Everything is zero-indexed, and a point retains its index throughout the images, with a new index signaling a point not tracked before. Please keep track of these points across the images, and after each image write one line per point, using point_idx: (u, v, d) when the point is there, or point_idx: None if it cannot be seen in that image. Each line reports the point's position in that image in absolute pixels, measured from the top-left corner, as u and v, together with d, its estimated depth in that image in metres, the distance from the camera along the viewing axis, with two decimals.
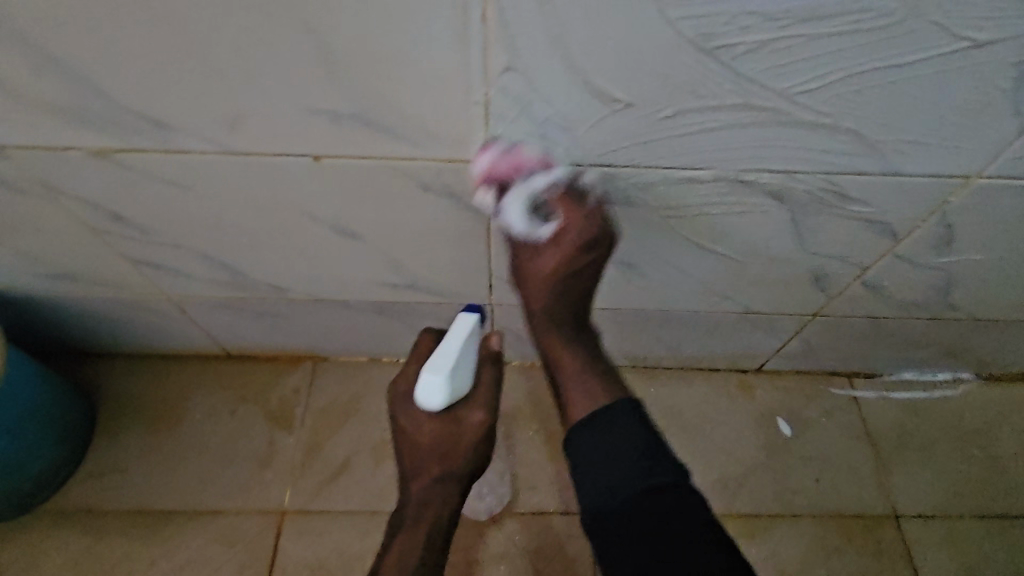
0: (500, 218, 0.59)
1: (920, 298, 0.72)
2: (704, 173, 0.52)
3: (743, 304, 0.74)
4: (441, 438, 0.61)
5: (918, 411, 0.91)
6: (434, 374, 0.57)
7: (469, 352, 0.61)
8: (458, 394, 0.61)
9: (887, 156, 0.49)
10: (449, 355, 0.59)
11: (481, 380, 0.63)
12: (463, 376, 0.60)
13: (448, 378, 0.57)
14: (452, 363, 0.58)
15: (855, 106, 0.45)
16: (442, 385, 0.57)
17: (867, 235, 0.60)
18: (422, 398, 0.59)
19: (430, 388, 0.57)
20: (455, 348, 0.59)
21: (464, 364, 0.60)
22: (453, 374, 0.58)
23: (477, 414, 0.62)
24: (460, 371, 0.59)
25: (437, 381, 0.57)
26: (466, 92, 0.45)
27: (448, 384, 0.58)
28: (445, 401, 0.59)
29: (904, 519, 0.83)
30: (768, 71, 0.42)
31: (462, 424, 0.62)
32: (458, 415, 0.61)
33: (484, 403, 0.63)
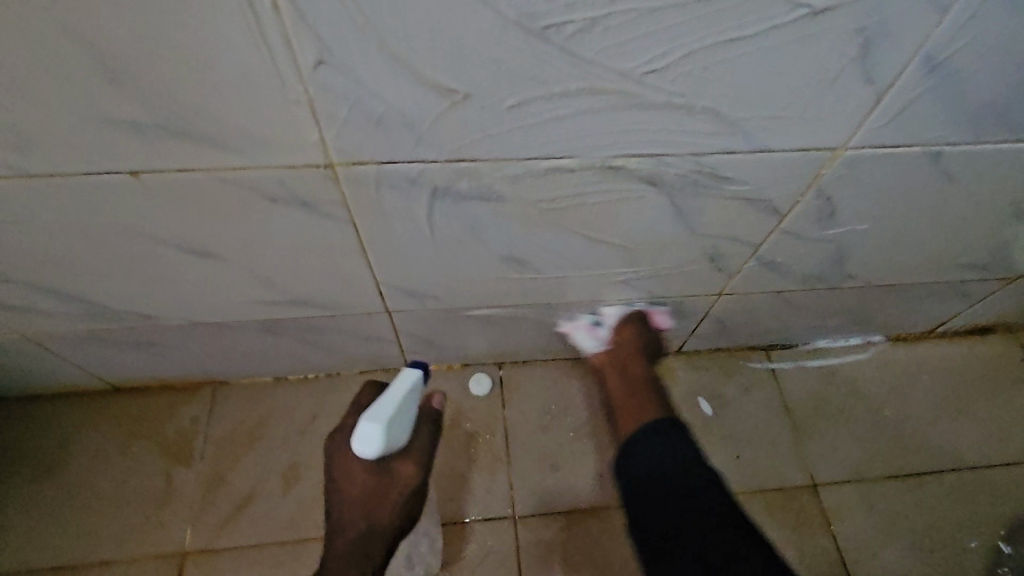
0: (367, 224, 0.55)
1: (817, 270, 0.71)
2: (569, 162, 0.49)
3: (645, 290, 0.73)
4: (369, 490, 0.63)
5: (833, 378, 0.93)
6: (374, 421, 0.59)
7: (409, 406, 0.64)
8: (393, 446, 0.62)
9: (751, 134, 0.47)
10: (389, 406, 0.61)
11: (418, 436, 0.67)
12: (399, 430, 0.62)
13: (386, 428, 0.59)
14: (392, 413, 0.60)
15: (706, 84, 0.42)
16: (381, 432, 0.58)
17: (750, 213, 0.58)
18: (358, 447, 0.59)
19: (367, 437, 0.58)
20: (394, 402, 0.62)
21: (402, 416, 0.62)
22: (391, 424, 0.60)
23: (408, 466, 0.65)
24: (398, 422, 0.61)
25: (376, 429, 0.58)
26: (282, 92, 0.40)
27: (387, 433, 0.59)
28: (383, 450, 0.59)
29: (823, 487, 0.84)
30: (606, 50, 0.39)
31: (394, 476, 0.64)
32: (390, 468, 0.63)
33: (415, 457, 0.65)
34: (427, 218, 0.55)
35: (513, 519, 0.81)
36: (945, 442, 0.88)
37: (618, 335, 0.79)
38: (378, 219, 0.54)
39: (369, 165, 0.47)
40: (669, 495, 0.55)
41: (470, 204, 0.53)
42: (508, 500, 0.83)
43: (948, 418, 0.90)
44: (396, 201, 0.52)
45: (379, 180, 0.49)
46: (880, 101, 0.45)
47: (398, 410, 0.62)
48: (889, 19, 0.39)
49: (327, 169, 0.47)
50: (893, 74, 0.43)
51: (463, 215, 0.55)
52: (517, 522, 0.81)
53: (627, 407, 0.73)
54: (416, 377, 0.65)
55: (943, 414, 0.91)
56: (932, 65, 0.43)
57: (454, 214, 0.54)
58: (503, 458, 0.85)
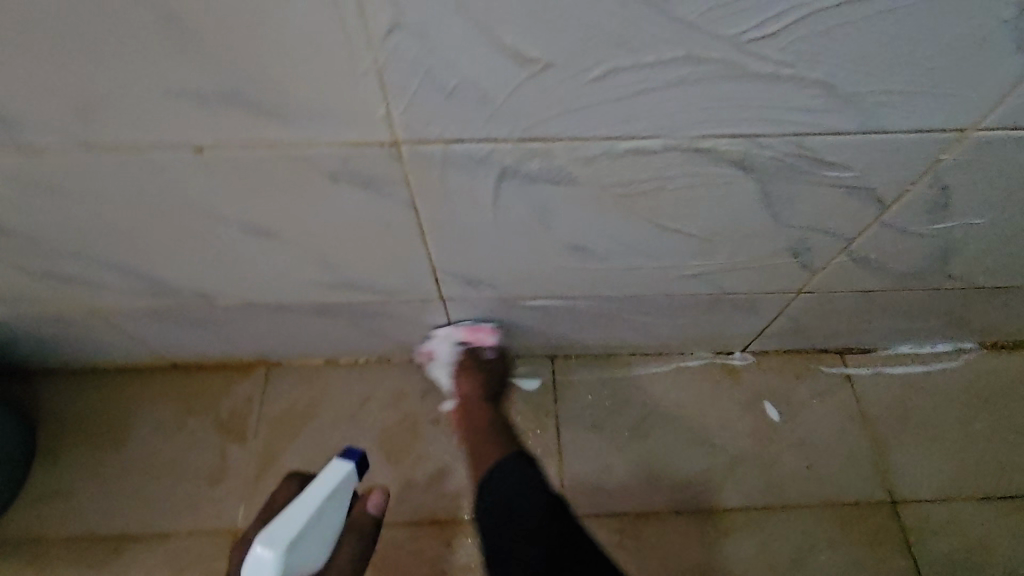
0: (428, 205, 0.52)
1: (914, 269, 0.64)
2: (653, 142, 0.44)
3: (717, 285, 0.67)
4: None
5: (918, 387, 0.85)
6: (273, 544, 0.49)
7: (326, 518, 0.55)
8: (297, 573, 0.53)
9: (867, 111, 0.41)
10: (298, 521, 0.52)
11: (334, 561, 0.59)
12: (308, 550, 0.54)
13: (288, 553, 0.50)
14: (299, 533, 0.51)
15: (822, 52, 0.37)
16: (280, 561, 0.49)
17: (849, 203, 0.52)
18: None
19: (260, 568, 0.49)
20: (310, 514, 0.53)
21: (314, 533, 0.54)
22: (297, 547, 0.52)
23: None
24: (305, 543, 0.52)
25: (274, 558, 0.49)
26: (351, 62, 0.37)
27: (289, 560, 0.50)
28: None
29: (904, 505, 0.77)
30: (713, 11, 0.34)
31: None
32: None
33: None
34: (492, 201, 0.51)
35: None
36: None
37: (471, 379, 0.79)
38: (441, 201, 0.51)
39: (436, 143, 0.44)
40: (518, 522, 0.53)
41: (539, 187, 0.49)
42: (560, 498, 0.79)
43: None
44: (461, 183, 0.49)
45: (445, 160, 0.46)
46: None
47: (311, 526, 0.53)
48: None
49: (392, 146, 0.44)
50: None
51: (530, 199, 0.51)
52: None
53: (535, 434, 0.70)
54: (341, 482, 0.57)
55: None
56: None
57: (522, 197, 0.51)
58: (554, 453, 0.81)
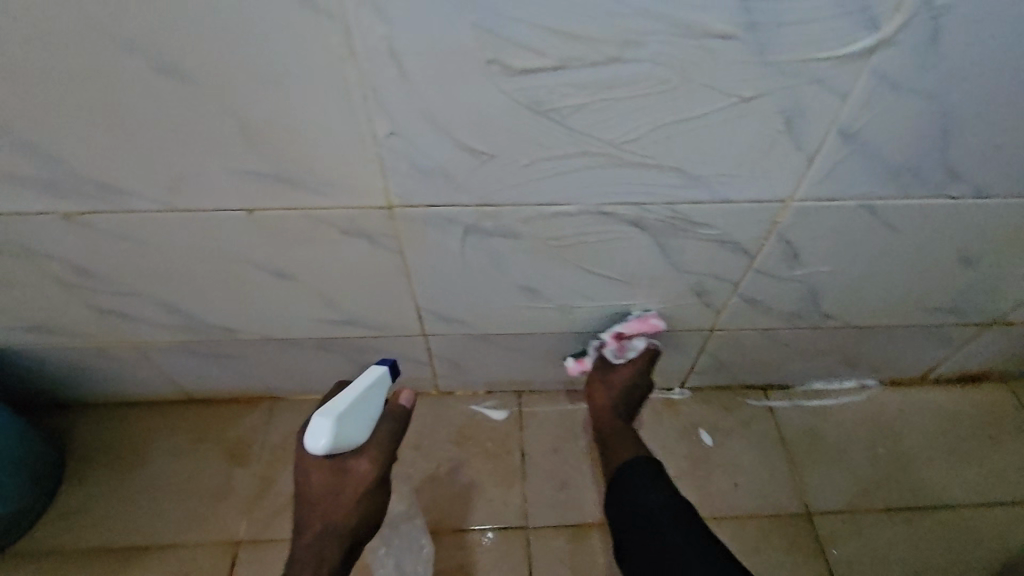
0: (412, 254, 0.70)
1: (795, 309, 0.82)
2: (570, 207, 0.63)
3: (644, 322, 0.84)
4: (326, 488, 0.66)
5: (828, 417, 1.00)
6: (324, 416, 0.63)
7: (367, 403, 0.67)
8: (348, 443, 0.65)
9: (713, 186, 0.61)
10: (343, 401, 0.64)
11: (377, 436, 0.68)
12: (355, 426, 0.65)
13: (336, 423, 0.63)
14: (343, 410, 0.64)
15: (671, 149, 0.56)
16: (330, 429, 0.62)
17: (725, 254, 0.71)
18: (309, 441, 0.63)
19: (318, 431, 0.62)
20: (352, 398, 0.65)
21: (357, 413, 0.66)
22: (344, 421, 0.64)
23: (363, 465, 0.66)
24: (353, 418, 0.65)
25: (325, 427, 0.62)
26: (362, 152, 0.56)
27: (337, 429, 0.63)
28: (331, 447, 0.63)
29: (818, 515, 0.90)
30: (592, 125, 0.54)
31: (347, 475, 0.66)
32: (345, 462, 0.66)
33: (371, 454, 0.67)
34: (460, 250, 0.69)
35: (526, 529, 0.90)
36: (938, 480, 0.93)
37: (604, 389, 0.86)
38: (421, 251, 0.69)
39: (418, 207, 0.63)
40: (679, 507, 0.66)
41: (494, 239, 0.67)
42: (523, 512, 0.92)
43: (941, 459, 0.96)
44: (436, 236, 0.67)
45: (424, 219, 0.64)
46: (812, 162, 0.58)
47: (353, 409, 0.65)
48: (803, 104, 0.53)
49: (387, 210, 0.63)
50: (817, 143, 0.56)
51: (488, 249, 0.69)
52: (530, 532, 0.90)
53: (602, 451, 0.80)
54: (378, 376, 0.68)
55: (936, 454, 0.96)
56: (846, 135, 0.55)
57: (482, 248, 0.69)
58: (519, 474, 0.95)
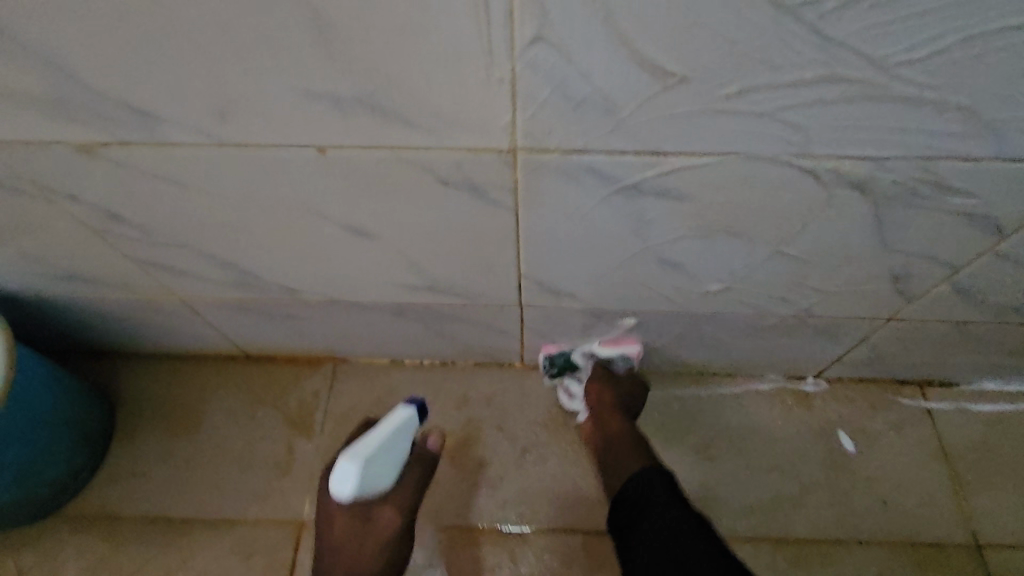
0: (528, 214, 0.52)
1: (1018, 301, 0.62)
2: (775, 159, 0.44)
3: (804, 308, 0.66)
4: (352, 533, 0.63)
5: (1004, 426, 0.81)
6: (353, 460, 0.58)
7: (395, 448, 0.64)
8: (372, 487, 0.61)
9: (1006, 137, 0.40)
10: (371, 445, 0.60)
11: (401, 483, 0.66)
12: (381, 470, 0.62)
13: (365, 467, 0.59)
14: (372, 453, 0.60)
15: (971, 76, 0.36)
16: (359, 474, 0.58)
17: (964, 231, 0.51)
18: (335, 485, 0.58)
19: (346, 476, 0.58)
20: (380, 441, 0.61)
21: (384, 459, 0.62)
22: (372, 465, 0.60)
23: (388, 513, 0.64)
24: (379, 461, 0.61)
25: (354, 471, 0.58)
26: (487, 70, 0.38)
27: (365, 473, 0.59)
28: (357, 493, 0.58)
29: (988, 549, 0.73)
30: (864, 31, 0.34)
31: (374, 522, 0.63)
32: (372, 511, 0.63)
33: (397, 501, 0.65)
34: (594, 212, 0.51)
35: None
36: None
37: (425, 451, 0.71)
38: (542, 210, 0.52)
39: (552, 152, 0.44)
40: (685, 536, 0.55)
41: (645, 199, 0.49)
42: None
43: None
44: (566, 192, 0.49)
45: (558, 169, 0.46)
46: None
47: (381, 453, 0.61)
48: None
49: (508, 153, 0.45)
50: None
51: (632, 211, 0.51)
52: None
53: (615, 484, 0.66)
54: (405, 419, 0.65)
55: None
56: None
57: (624, 209, 0.51)
58: None
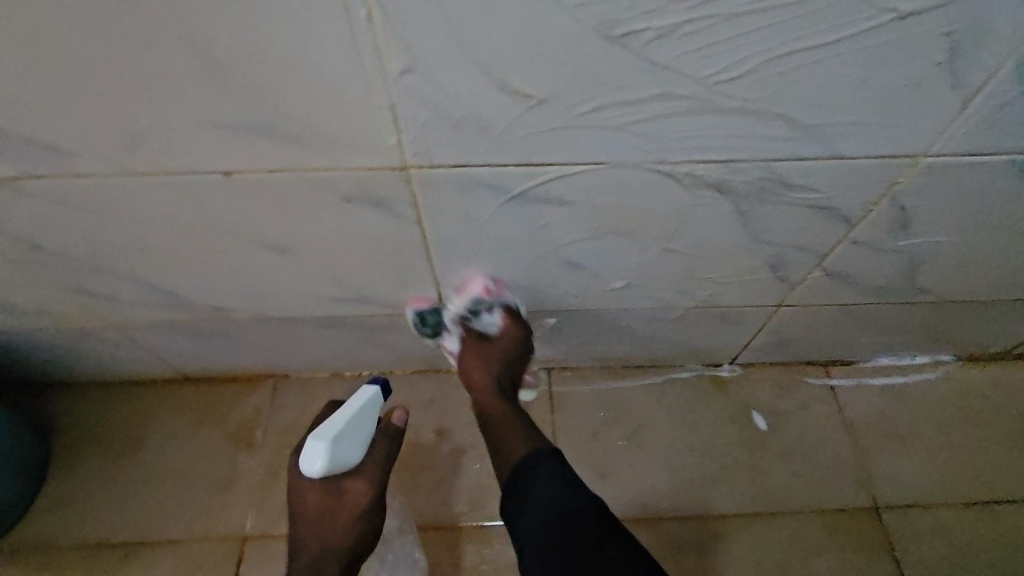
0: (433, 225, 0.57)
1: (884, 283, 0.69)
2: (639, 166, 0.49)
3: (702, 298, 0.72)
4: (322, 507, 0.67)
5: (898, 397, 0.89)
6: (319, 439, 0.63)
7: (363, 423, 0.67)
8: (343, 463, 0.66)
9: (828, 140, 0.46)
10: (337, 423, 0.65)
11: (371, 456, 0.69)
12: (348, 449, 0.66)
13: (331, 445, 0.63)
14: (337, 432, 0.64)
15: (782, 90, 0.42)
16: (324, 451, 0.63)
17: (818, 222, 0.57)
18: (305, 465, 0.64)
19: (314, 454, 0.63)
20: (345, 419, 0.65)
21: (351, 436, 0.66)
22: (337, 443, 0.64)
23: (357, 485, 0.67)
24: (346, 438, 0.65)
25: (320, 449, 0.63)
26: (368, 97, 0.42)
27: (332, 451, 0.63)
28: (326, 469, 0.64)
29: (886, 510, 0.81)
30: (684, 56, 0.39)
31: (342, 497, 0.67)
32: (340, 486, 0.67)
33: (366, 475, 0.68)
34: (493, 220, 0.56)
35: None
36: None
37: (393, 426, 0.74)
38: (475, 298, 0.68)
39: (441, 167, 0.49)
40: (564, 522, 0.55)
41: (535, 206, 0.54)
42: None
43: None
44: (462, 202, 0.53)
45: (450, 182, 0.51)
46: (965, 107, 0.44)
47: (347, 430, 0.65)
48: (981, 23, 0.38)
49: (401, 171, 0.49)
50: (980, 81, 0.42)
51: (526, 218, 0.56)
52: None
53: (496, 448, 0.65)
54: (371, 394, 0.68)
55: (1020, 442, 0.85)
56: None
57: (518, 216, 0.56)
58: None
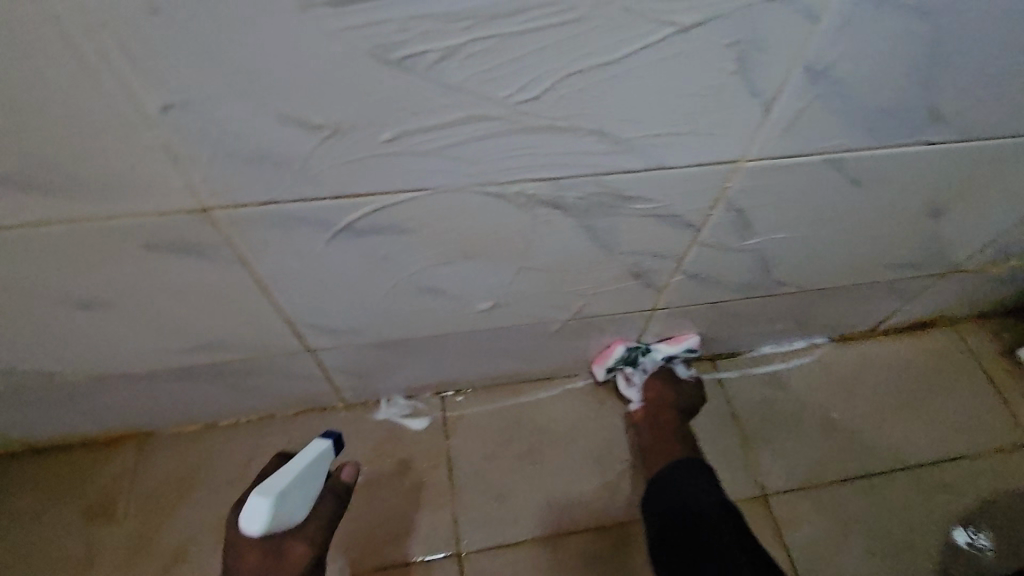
0: (263, 265, 0.52)
1: (745, 279, 0.71)
2: (466, 188, 0.47)
3: (576, 310, 0.71)
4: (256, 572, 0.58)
5: (781, 383, 0.92)
6: (264, 494, 0.57)
7: (311, 479, 0.63)
8: (286, 521, 0.59)
9: (648, 150, 0.47)
10: (285, 477, 0.59)
11: (316, 514, 0.64)
12: (296, 503, 0.60)
13: (279, 500, 0.57)
14: (285, 485, 0.58)
15: (588, 105, 0.41)
16: (271, 506, 0.56)
17: (664, 229, 0.57)
18: (244, 523, 0.56)
19: (257, 510, 0.56)
20: (294, 473, 0.60)
21: (298, 490, 0.60)
22: (285, 497, 0.58)
23: (300, 547, 0.61)
24: (294, 493, 0.59)
25: (267, 504, 0.56)
26: (135, 138, 0.37)
27: (278, 506, 0.57)
28: (268, 528, 0.56)
29: (774, 497, 0.83)
30: (475, 76, 0.37)
31: (283, 559, 0.60)
32: (281, 547, 0.59)
33: (308, 534, 0.62)
34: (328, 254, 0.52)
35: (459, 557, 0.78)
36: (896, 442, 0.88)
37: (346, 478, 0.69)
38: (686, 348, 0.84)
39: (248, 206, 0.45)
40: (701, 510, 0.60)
41: (369, 238, 0.51)
42: (454, 536, 0.79)
43: (896, 419, 0.90)
44: (287, 239, 0.49)
45: (265, 221, 0.47)
46: (769, 112, 0.44)
47: (295, 484, 0.60)
48: (761, 32, 0.38)
49: (203, 213, 0.45)
50: (777, 87, 0.42)
51: (364, 249, 0.52)
52: (462, 560, 0.78)
53: (666, 442, 0.76)
54: (322, 449, 0.65)
55: (889, 413, 0.90)
56: (814, 75, 0.42)
57: (355, 249, 0.52)
58: (447, 491, 0.82)
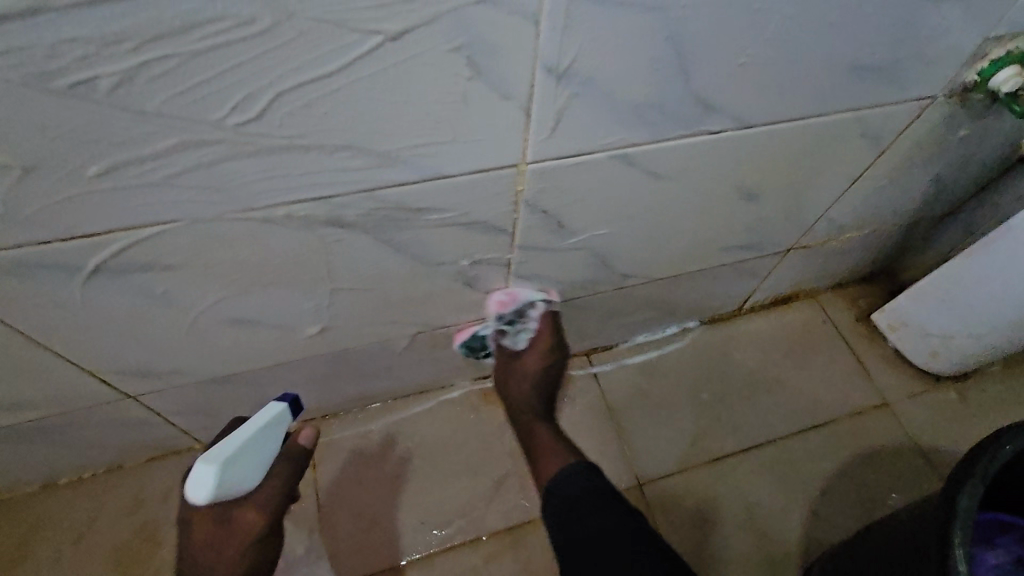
0: (20, 317, 0.47)
1: (588, 276, 0.70)
2: (222, 217, 0.43)
3: (420, 323, 0.69)
4: (216, 537, 0.56)
5: (655, 371, 0.93)
6: (209, 462, 0.52)
7: (258, 447, 0.56)
8: (237, 488, 0.55)
9: (415, 163, 0.44)
10: (234, 442, 0.54)
11: (269, 481, 0.58)
12: (248, 470, 0.55)
13: (223, 469, 0.52)
14: (236, 450, 0.54)
15: (323, 122, 0.38)
16: (213, 476, 0.52)
17: (474, 236, 0.56)
18: (190, 492, 0.52)
19: (201, 479, 0.52)
20: (245, 434, 0.55)
21: (246, 460, 0.55)
22: (231, 466, 0.53)
23: (251, 514, 0.56)
24: (250, 455, 0.55)
25: (210, 472, 0.52)
26: None
27: (223, 476, 0.52)
28: (215, 497, 0.53)
29: (647, 485, 0.84)
30: (172, 100, 0.34)
31: (233, 526, 0.56)
32: (228, 515, 0.55)
33: (261, 501, 0.56)
34: (95, 298, 0.48)
35: None
36: (764, 416, 0.90)
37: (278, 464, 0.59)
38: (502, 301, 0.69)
39: None
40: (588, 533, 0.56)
41: (135, 276, 0.47)
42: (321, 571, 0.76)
43: (763, 394, 0.92)
44: (34, 288, 0.44)
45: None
46: (530, 114, 0.43)
47: (248, 446, 0.55)
48: (482, 34, 0.36)
49: None
50: (527, 88, 0.41)
51: (136, 289, 0.48)
52: None
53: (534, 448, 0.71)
54: (275, 412, 0.58)
55: (758, 389, 0.93)
56: (560, 75, 0.41)
57: (125, 289, 0.48)
58: (314, 523, 0.79)
